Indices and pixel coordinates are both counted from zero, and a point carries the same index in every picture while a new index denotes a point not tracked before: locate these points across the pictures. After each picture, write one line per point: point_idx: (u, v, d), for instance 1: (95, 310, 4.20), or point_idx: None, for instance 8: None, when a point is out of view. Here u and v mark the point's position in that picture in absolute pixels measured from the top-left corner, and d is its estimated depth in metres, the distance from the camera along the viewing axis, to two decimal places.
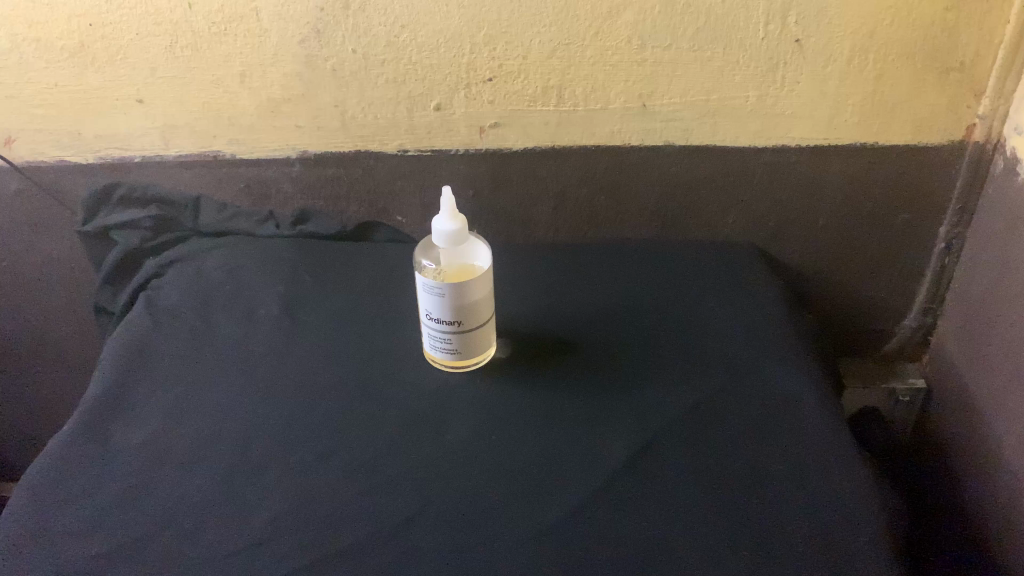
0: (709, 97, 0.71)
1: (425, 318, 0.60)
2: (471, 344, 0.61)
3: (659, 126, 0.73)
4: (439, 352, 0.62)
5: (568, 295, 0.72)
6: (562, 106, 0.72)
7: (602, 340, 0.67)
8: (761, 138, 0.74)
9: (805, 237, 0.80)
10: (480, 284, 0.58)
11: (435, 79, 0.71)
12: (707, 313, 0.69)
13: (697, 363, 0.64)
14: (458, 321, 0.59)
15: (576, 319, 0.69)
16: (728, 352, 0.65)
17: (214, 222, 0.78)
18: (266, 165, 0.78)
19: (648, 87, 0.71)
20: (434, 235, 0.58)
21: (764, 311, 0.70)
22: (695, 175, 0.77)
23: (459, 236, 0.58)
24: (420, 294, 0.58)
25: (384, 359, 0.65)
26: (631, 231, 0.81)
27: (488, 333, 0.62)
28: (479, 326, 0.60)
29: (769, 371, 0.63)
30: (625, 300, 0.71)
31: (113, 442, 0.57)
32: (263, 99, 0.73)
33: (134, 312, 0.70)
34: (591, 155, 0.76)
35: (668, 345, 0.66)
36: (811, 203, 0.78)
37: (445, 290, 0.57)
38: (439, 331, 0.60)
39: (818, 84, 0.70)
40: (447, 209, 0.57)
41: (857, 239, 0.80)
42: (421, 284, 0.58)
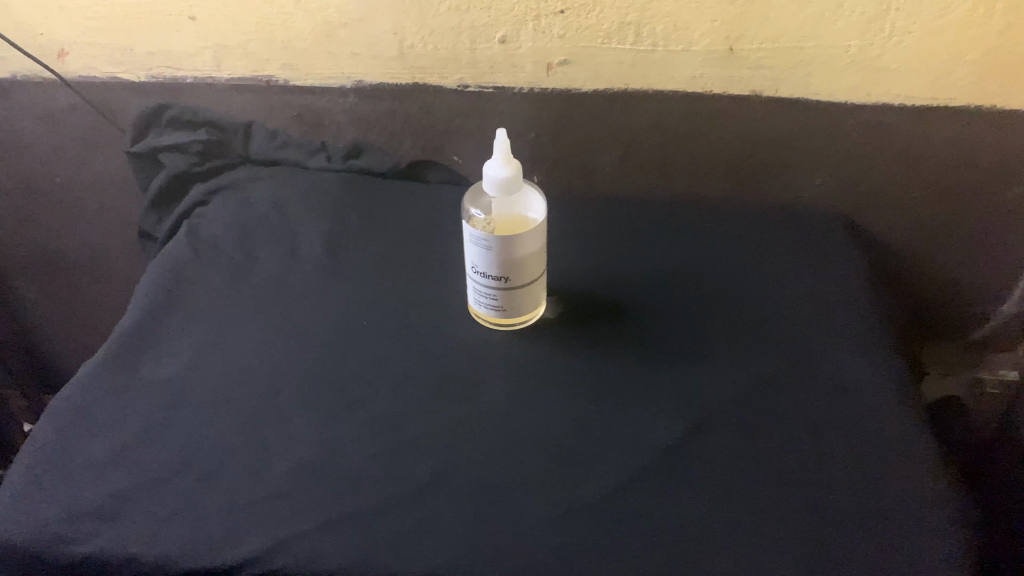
0: (805, 44, 0.64)
1: (471, 271, 0.56)
2: (518, 302, 0.57)
3: (745, 74, 0.66)
4: (483, 308, 0.58)
5: (628, 255, 0.67)
6: (638, 46, 0.66)
7: (658, 307, 0.61)
8: (861, 93, 0.66)
9: (897, 208, 0.72)
10: (532, 239, 0.54)
11: (501, 9, 0.65)
12: (778, 287, 0.63)
13: (762, 343, 0.58)
14: (506, 276, 0.55)
15: (632, 283, 0.64)
16: (798, 333, 0.59)
17: (264, 150, 0.74)
18: (319, 94, 0.73)
19: (737, 29, 0.64)
20: (486, 182, 0.54)
21: (845, 291, 0.63)
22: (780, 132, 0.69)
23: (513, 183, 0.53)
24: (468, 243, 0.55)
25: (425, 311, 0.61)
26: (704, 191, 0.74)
27: (537, 291, 0.58)
28: (528, 284, 0.57)
29: (844, 358, 0.56)
30: (689, 266, 0.65)
31: (142, 375, 0.56)
32: (319, 22, 0.69)
33: (176, 240, 0.68)
34: (668, 103, 0.69)
35: (731, 318, 0.60)
36: (909, 171, 0.70)
37: (493, 243, 0.53)
38: (484, 285, 0.56)
39: (933, 35, 0.62)
40: (502, 153, 0.53)
41: (958, 216, 0.72)
42: (469, 235, 0.54)
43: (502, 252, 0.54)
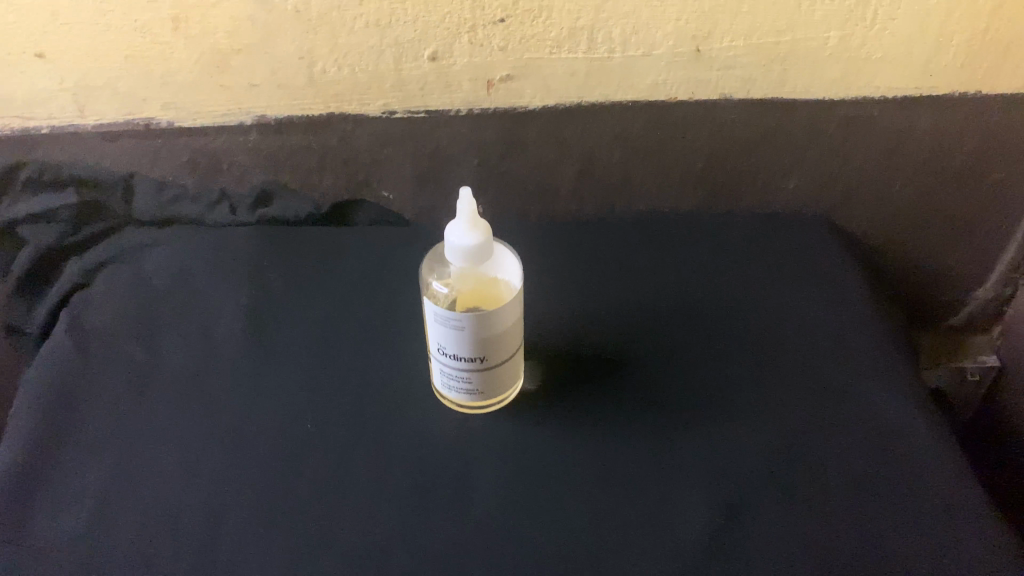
0: (780, 39, 0.57)
1: (437, 353, 0.47)
2: (495, 382, 0.48)
3: (714, 77, 0.58)
4: (453, 392, 0.48)
5: (601, 297, 0.59)
6: (593, 53, 0.57)
7: (651, 361, 0.53)
8: (838, 87, 0.60)
9: (879, 205, 0.66)
10: (509, 311, 0.45)
11: (430, 21, 0.55)
12: (776, 321, 0.56)
13: (776, 394, 0.51)
14: (481, 357, 0.46)
15: (615, 332, 0.55)
16: (811, 377, 0.52)
17: (151, 208, 0.61)
18: (213, 134, 0.61)
19: (705, 27, 0.56)
20: (449, 251, 0.44)
21: (847, 317, 0.57)
22: (754, 133, 0.61)
23: (483, 252, 0.44)
24: (432, 323, 0.45)
25: (383, 397, 0.51)
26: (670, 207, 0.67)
27: (517, 364, 0.48)
28: (506, 362, 0.47)
29: (869, 404, 0.50)
30: (675, 302, 0.58)
31: (30, 535, 0.43)
32: (206, 50, 0.56)
33: (55, 338, 0.54)
34: (628, 114, 0.60)
35: (735, 366, 0.53)
36: (890, 169, 0.63)
37: (465, 323, 0.43)
38: (455, 367, 0.46)
39: (916, 20, 0.56)
40: (467, 217, 0.43)
41: (940, 211, 0.66)
42: (433, 314, 0.44)
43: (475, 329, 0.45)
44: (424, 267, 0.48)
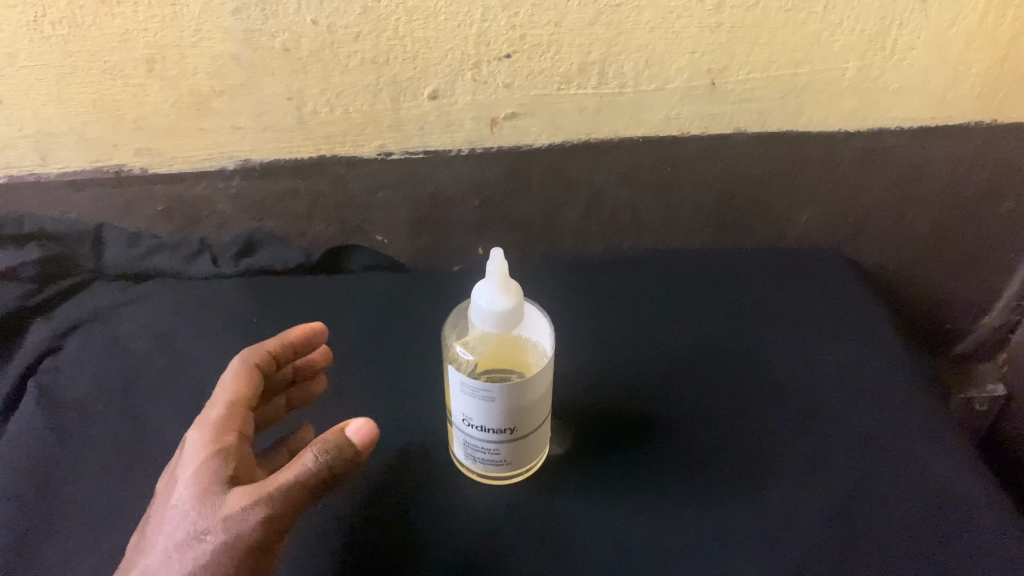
0: (797, 71, 0.54)
1: (462, 424, 0.43)
2: (524, 453, 0.44)
3: (729, 110, 0.55)
4: (478, 464, 0.44)
5: (616, 348, 0.55)
6: (603, 88, 0.54)
7: (676, 418, 0.50)
8: (857, 118, 0.57)
9: (891, 236, 0.64)
10: (541, 378, 0.41)
11: (431, 58, 0.51)
12: (799, 368, 0.53)
13: (812, 449, 0.48)
14: (510, 427, 0.42)
15: (634, 388, 0.52)
16: (845, 427, 0.49)
17: (126, 261, 0.56)
18: (193, 180, 0.56)
19: (721, 59, 0.53)
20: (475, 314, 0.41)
21: (877, 363, 0.53)
22: (767, 168, 0.59)
23: (513, 318, 0.40)
24: (457, 392, 0.41)
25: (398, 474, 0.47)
26: (679, 245, 0.64)
27: (545, 432, 0.45)
28: (536, 430, 0.43)
29: (908, 455, 0.47)
30: (698, 350, 0.55)
31: None
32: (184, 92, 0.51)
33: (22, 415, 0.48)
34: (638, 150, 0.57)
35: (765, 420, 0.50)
36: (902, 198, 0.61)
37: (495, 392, 0.40)
38: (483, 440, 0.43)
39: (938, 49, 0.53)
40: (497, 280, 0.39)
41: (951, 238, 0.64)
42: (460, 382, 0.41)
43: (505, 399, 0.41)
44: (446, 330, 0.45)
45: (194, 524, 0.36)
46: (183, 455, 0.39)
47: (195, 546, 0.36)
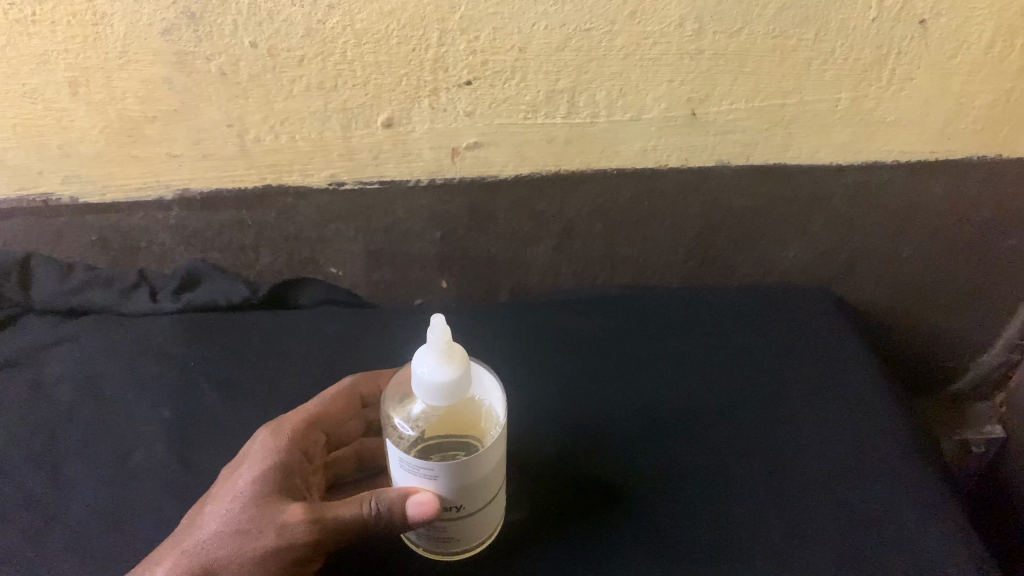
0: (786, 101, 0.49)
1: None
2: (474, 527, 0.38)
3: (710, 142, 0.51)
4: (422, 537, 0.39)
5: (583, 394, 0.51)
6: (573, 117, 0.49)
7: (642, 476, 0.45)
8: (848, 152, 0.52)
9: (885, 274, 0.59)
10: (494, 449, 0.36)
11: (384, 83, 0.47)
12: (785, 416, 0.48)
13: (790, 510, 0.43)
14: (456, 505, 0.36)
15: (598, 439, 0.47)
16: (830, 485, 0.44)
17: (54, 295, 0.52)
18: (127, 210, 0.52)
19: (702, 88, 0.48)
20: (417, 388, 0.35)
21: (871, 416, 0.48)
22: (753, 203, 0.55)
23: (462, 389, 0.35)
24: (396, 469, 0.35)
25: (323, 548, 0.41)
26: (656, 282, 0.59)
27: (496, 506, 0.39)
28: (486, 504, 0.38)
29: (897, 519, 0.42)
30: (675, 399, 0.50)
31: None
32: (113, 118, 0.47)
33: None
34: (611, 181, 0.53)
35: (739, 476, 0.44)
36: (898, 236, 0.57)
37: (438, 472, 0.34)
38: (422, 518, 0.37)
39: (939, 80, 0.49)
40: (439, 346, 0.34)
41: (953, 279, 0.59)
42: (398, 460, 0.35)
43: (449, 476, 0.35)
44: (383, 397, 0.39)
45: (241, 519, 0.36)
46: (255, 449, 0.39)
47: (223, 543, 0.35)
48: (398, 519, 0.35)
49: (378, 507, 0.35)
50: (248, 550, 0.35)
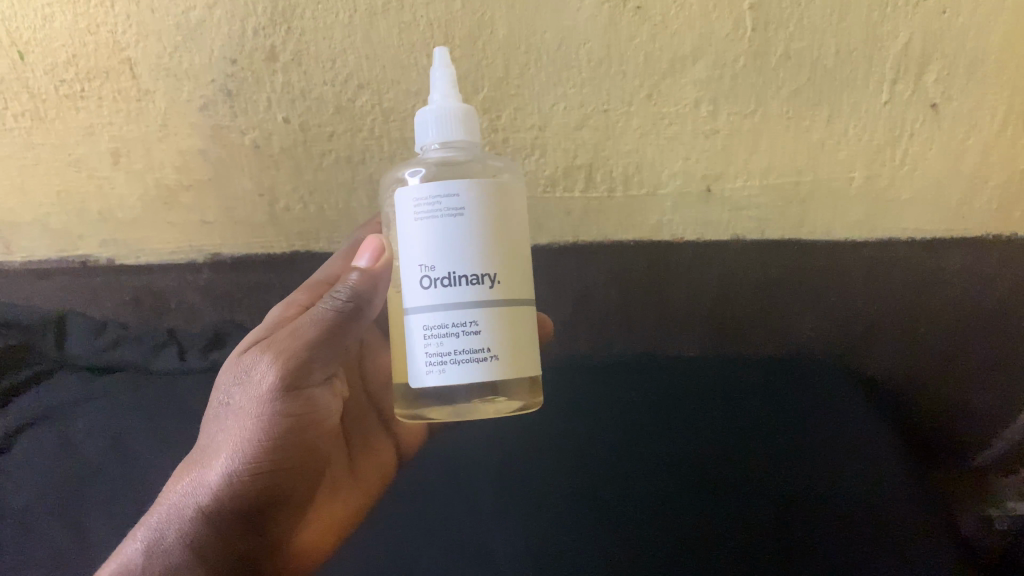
0: (800, 179, 0.50)
1: (422, 297, 0.35)
2: (513, 351, 0.35)
3: (725, 218, 0.51)
4: (451, 372, 0.35)
5: (557, 435, 0.50)
6: (592, 191, 0.50)
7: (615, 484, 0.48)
8: (864, 231, 0.51)
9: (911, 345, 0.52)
10: (519, 202, 0.36)
11: (408, 156, 0.48)
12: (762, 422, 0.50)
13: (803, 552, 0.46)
14: (490, 275, 0.35)
15: (597, 482, 0.48)
16: (835, 520, 0.47)
17: (88, 352, 0.51)
18: (161, 270, 0.52)
19: (715, 164, 0.50)
20: (418, 137, 0.38)
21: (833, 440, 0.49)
22: (769, 274, 0.51)
23: (465, 129, 0.37)
24: (412, 223, 0.35)
25: (372, 456, 0.49)
26: (674, 356, 0.53)
27: (525, 319, 0.36)
28: (523, 303, 0.36)
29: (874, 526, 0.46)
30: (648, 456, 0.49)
31: None
32: (149, 186, 0.49)
33: None
34: (628, 252, 0.51)
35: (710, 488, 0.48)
36: (922, 323, 0.52)
37: (460, 198, 0.34)
38: (443, 302, 0.34)
39: (951, 162, 0.50)
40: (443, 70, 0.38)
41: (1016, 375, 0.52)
42: (412, 201, 0.35)
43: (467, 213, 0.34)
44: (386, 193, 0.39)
45: (232, 394, 0.39)
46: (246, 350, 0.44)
47: (231, 403, 0.39)
48: (365, 274, 0.40)
49: (346, 287, 0.40)
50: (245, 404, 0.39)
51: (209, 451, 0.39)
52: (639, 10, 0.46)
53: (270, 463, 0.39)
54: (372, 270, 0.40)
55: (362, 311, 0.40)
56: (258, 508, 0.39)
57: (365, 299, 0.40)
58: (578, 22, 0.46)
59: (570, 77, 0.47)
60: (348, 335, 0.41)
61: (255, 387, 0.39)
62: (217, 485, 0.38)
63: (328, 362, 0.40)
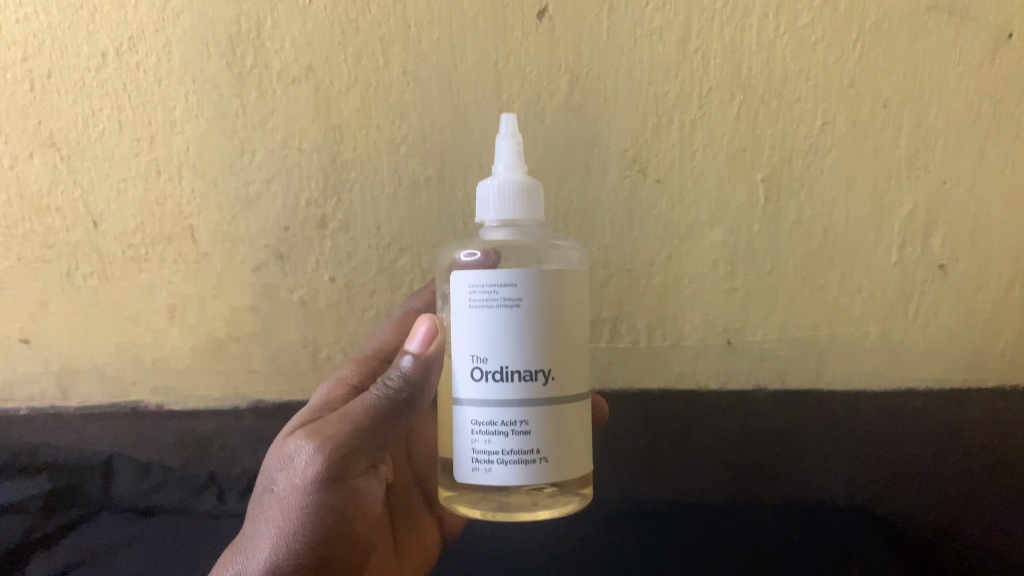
0: (818, 333, 0.51)
1: (473, 388, 0.37)
2: (561, 450, 0.37)
3: (746, 369, 0.52)
4: (500, 470, 0.36)
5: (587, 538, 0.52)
6: (616, 342, 0.52)
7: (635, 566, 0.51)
8: (882, 381, 0.52)
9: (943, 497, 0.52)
10: (574, 287, 0.38)
11: None
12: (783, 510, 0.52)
13: None
14: (543, 371, 0.36)
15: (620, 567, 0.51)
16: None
17: (133, 496, 0.52)
18: (208, 416, 0.53)
19: (735, 317, 0.51)
20: (481, 208, 0.40)
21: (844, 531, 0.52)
22: (792, 423, 0.52)
23: (520, 207, 0.39)
24: (467, 310, 0.37)
25: (418, 538, 0.52)
26: (699, 505, 0.52)
27: (570, 418, 0.37)
28: (573, 399, 0.37)
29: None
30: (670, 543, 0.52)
31: None
32: (202, 338, 0.51)
33: None
34: (652, 401, 0.52)
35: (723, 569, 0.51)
36: (944, 473, 0.52)
37: (516, 288, 0.36)
38: (493, 395, 0.36)
39: (963, 318, 0.50)
40: (509, 148, 0.39)
41: None
42: (470, 289, 0.37)
43: (523, 300, 0.36)
44: (442, 273, 0.41)
45: (275, 476, 0.40)
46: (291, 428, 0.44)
47: (277, 486, 0.39)
48: (416, 361, 0.40)
49: (400, 374, 0.40)
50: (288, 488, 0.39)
51: (256, 536, 0.39)
52: (658, 182, 0.48)
53: (316, 550, 0.38)
54: (424, 355, 0.41)
55: (414, 399, 0.41)
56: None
57: (417, 388, 0.41)
58: (601, 193, 0.48)
59: (595, 240, 0.49)
60: (397, 419, 0.41)
61: (300, 472, 0.39)
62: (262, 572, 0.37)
63: (375, 446, 0.41)
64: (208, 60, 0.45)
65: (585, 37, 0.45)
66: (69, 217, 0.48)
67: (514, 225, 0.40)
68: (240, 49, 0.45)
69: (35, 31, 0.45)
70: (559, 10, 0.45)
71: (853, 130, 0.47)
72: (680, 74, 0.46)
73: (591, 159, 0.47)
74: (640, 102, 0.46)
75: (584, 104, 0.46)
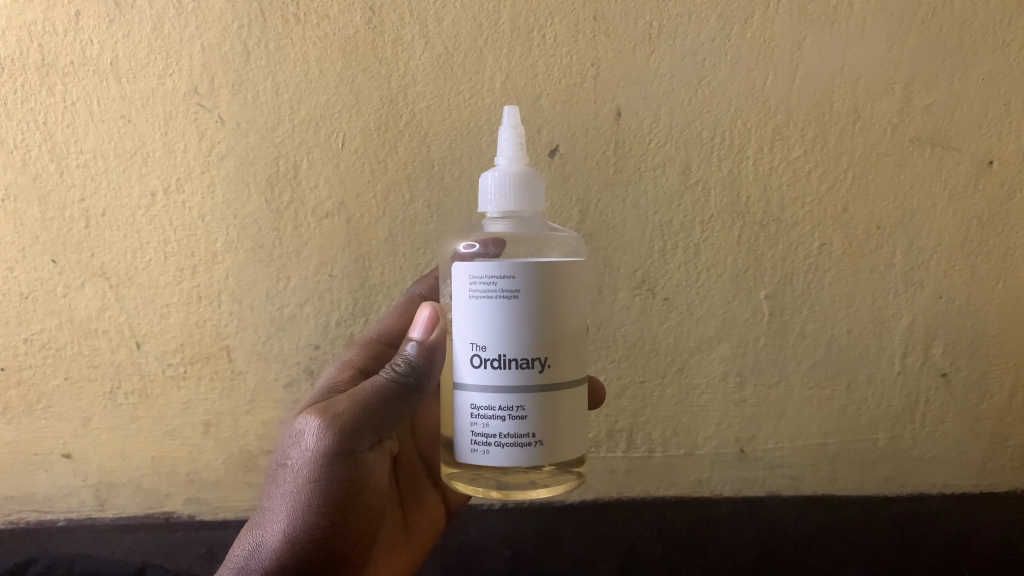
0: (828, 440, 0.52)
1: (473, 375, 0.37)
2: (557, 435, 0.37)
3: (761, 475, 0.53)
4: (496, 453, 0.36)
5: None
6: (633, 451, 0.53)
7: None
8: (893, 486, 0.53)
9: None
10: (573, 275, 0.37)
11: None
12: (806, 551, 0.53)
13: None
14: (540, 359, 0.36)
15: None
16: None
17: None
18: (237, 527, 0.54)
19: (747, 428, 0.52)
20: (481, 200, 0.39)
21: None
22: (807, 530, 0.53)
23: (520, 199, 0.38)
24: (467, 299, 0.36)
25: (424, 510, 0.52)
26: None
27: (569, 403, 0.37)
28: (569, 385, 0.37)
29: None
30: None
31: None
32: (233, 452, 0.53)
33: None
34: (669, 508, 0.54)
35: None
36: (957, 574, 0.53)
37: (512, 279, 0.36)
38: (491, 381, 0.36)
39: (969, 424, 0.52)
40: (511, 138, 0.39)
41: None
42: (468, 279, 0.36)
43: (519, 290, 0.36)
44: (444, 263, 0.41)
45: (285, 451, 0.41)
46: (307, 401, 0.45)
47: (288, 463, 0.40)
48: (423, 343, 0.41)
49: (406, 359, 0.41)
50: (296, 463, 0.40)
51: (271, 511, 0.40)
52: (667, 300, 0.51)
53: (328, 525, 0.40)
54: (427, 341, 0.41)
55: (421, 383, 0.42)
56: (318, 567, 0.40)
57: (424, 372, 0.41)
58: (613, 310, 0.51)
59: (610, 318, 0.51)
60: (405, 402, 0.42)
61: (306, 449, 0.40)
62: (277, 548, 0.39)
63: (383, 426, 0.41)
64: (249, 198, 0.49)
65: (594, 173, 0.49)
66: (115, 339, 0.52)
67: (513, 218, 0.39)
68: (278, 188, 0.49)
69: (93, 173, 0.49)
70: (570, 149, 0.48)
71: (850, 252, 0.49)
72: (682, 203, 0.49)
73: (603, 281, 0.50)
74: (647, 229, 0.49)
75: (594, 232, 0.49)
